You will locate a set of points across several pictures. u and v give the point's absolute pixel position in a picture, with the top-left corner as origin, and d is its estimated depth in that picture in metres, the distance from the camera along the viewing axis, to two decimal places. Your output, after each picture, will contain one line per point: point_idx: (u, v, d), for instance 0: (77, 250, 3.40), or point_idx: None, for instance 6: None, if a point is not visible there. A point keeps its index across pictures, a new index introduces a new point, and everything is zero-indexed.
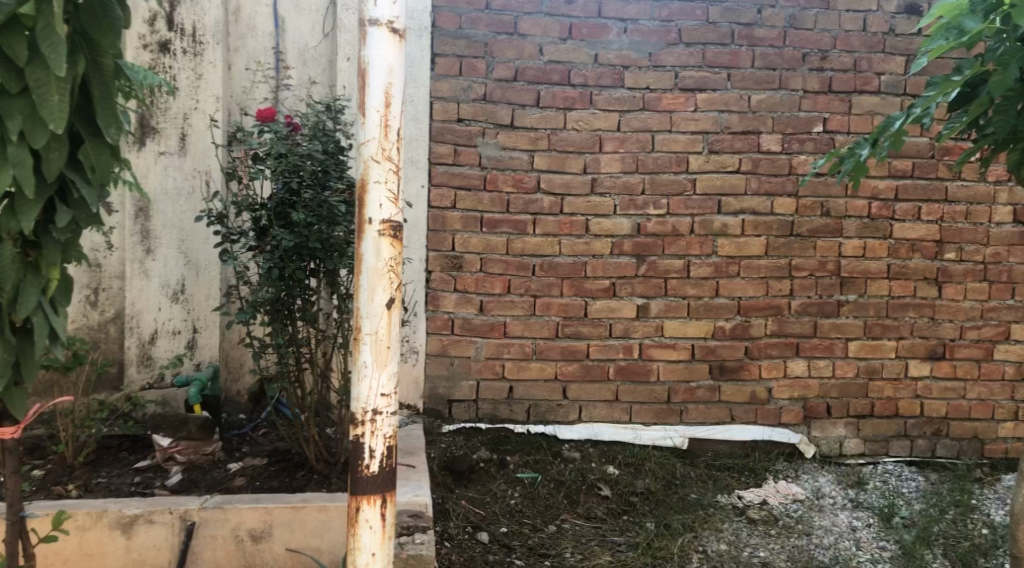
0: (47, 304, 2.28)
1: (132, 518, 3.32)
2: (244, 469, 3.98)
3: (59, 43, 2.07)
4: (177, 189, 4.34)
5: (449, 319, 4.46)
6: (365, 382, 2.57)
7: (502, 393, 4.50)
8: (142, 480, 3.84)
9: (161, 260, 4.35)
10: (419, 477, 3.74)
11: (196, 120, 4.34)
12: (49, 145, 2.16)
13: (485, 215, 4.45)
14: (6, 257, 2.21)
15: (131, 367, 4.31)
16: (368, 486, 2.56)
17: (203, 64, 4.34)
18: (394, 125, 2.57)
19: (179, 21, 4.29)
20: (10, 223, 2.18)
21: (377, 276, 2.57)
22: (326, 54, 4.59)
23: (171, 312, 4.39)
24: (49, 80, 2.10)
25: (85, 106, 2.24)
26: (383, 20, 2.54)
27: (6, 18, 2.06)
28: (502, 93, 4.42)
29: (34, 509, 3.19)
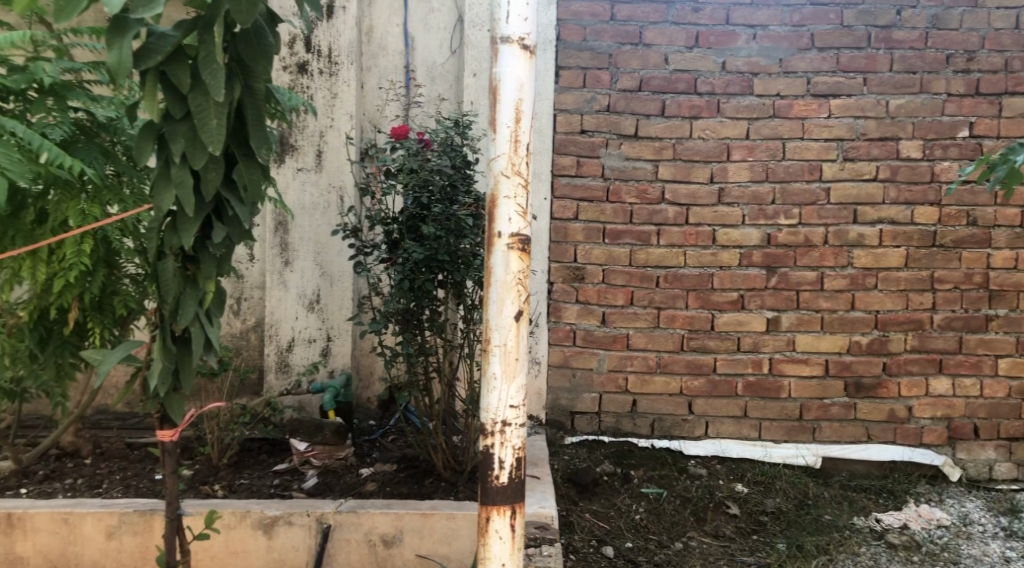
0: (204, 315, 2.41)
1: (272, 519, 3.46)
2: (374, 474, 4.10)
3: (218, 70, 2.20)
4: (313, 204, 4.52)
5: (571, 330, 4.46)
6: (494, 393, 2.61)
7: (626, 406, 4.47)
8: (280, 482, 4.01)
9: (298, 271, 4.54)
10: (545, 489, 3.75)
11: (332, 137, 4.52)
12: (208, 166, 2.29)
13: (608, 226, 4.44)
14: (168, 270, 2.36)
15: (270, 373, 4.52)
16: (497, 496, 2.59)
17: (338, 84, 4.51)
18: (523, 140, 2.60)
19: (316, 43, 4.47)
20: (172, 239, 2.33)
21: (506, 288, 2.60)
22: (453, 70, 4.70)
23: (307, 321, 4.57)
24: (209, 105, 2.23)
25: (240, 129, 2.36)
26: (515, 37, 2.58)
27: (171, 50, 2.22)
28: (626, 103, 4.41)
29: (187, 508, 3.39)
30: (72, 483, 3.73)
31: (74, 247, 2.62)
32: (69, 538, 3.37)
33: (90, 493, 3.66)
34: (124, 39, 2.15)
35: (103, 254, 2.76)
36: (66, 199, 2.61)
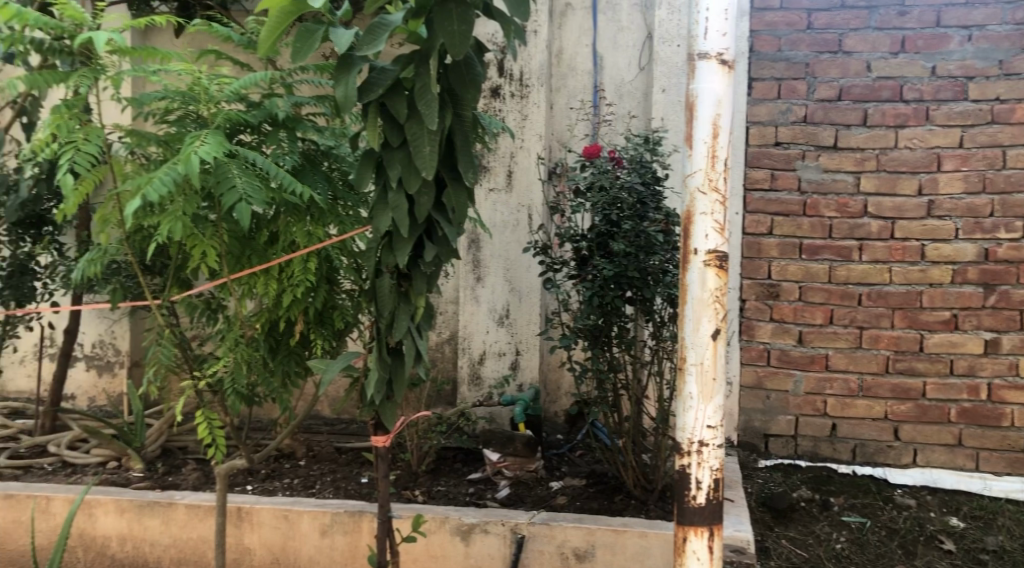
0: (416, 329, 2.56)
1: (469, 526, 3.59)
2: (565, 488, 4.15)
3: (432, 101, 2.33)
4: (504, 222, 4.67)
5: (765, 349, 4.33)
6: (691, 412, 2.59)
7: (824, 430, 4.29)
8: (475, 490, 4.15)
9: (489, 287, 4.70)
10: (740, 512, 3.66)
11: (522, 157, 4.65)
12: (421, 191, 2.44)
13: (805, 242, 4.28)
14: (385, 287, 2.53)
15: (463, 385, 4.71)
16: (694, 516, 2.57)
17: (529, 105, 4.64)
18: (721, 155, 2.57)
19: (508, 68, 4.63)
20: (389, 258, 2.49)
21: (703, 306, 2.57)
22: (641, 87, 4.73)
23: (498, 335, 4.70)
24: (423, 134, 2.37)
25: (450, 154, 2.49)
26: (713, 52, 2.56)
27: (390, 84, 2.39)
28: (825, 114, 4.25)
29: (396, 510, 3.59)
30: (290, 482, 4.04)
31: (300, 264, 2.85)
32: (288, 533, 3.64)
33: (306, 493, 3.95)
34: (349, 76, 2.34)
35: (325, 271, 2.99)
36: (294, 220, 2.86)
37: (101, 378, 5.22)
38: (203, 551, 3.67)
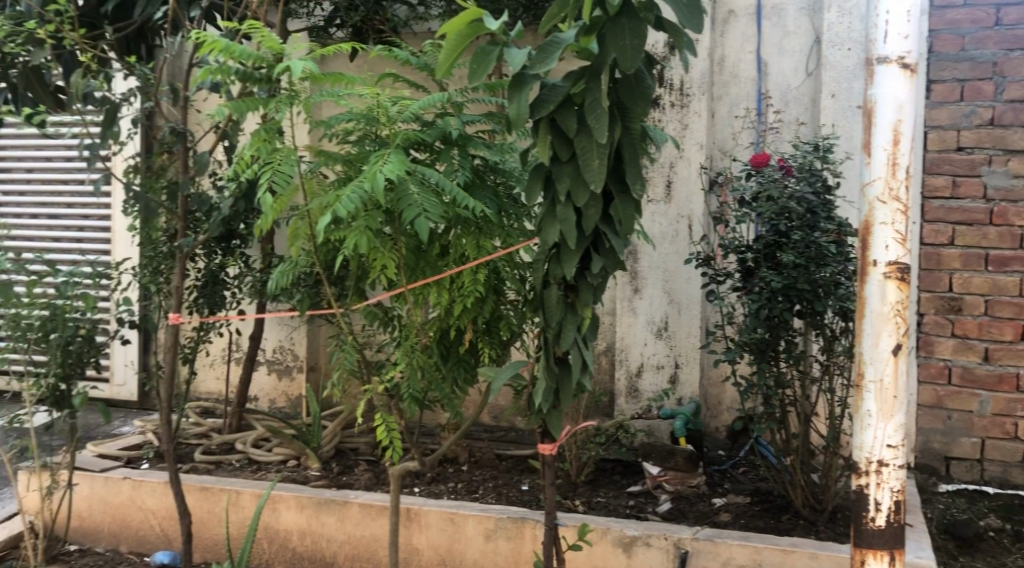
0: (582, 340, 2.59)
1: (632, 538, 3.57)
2: (728, 505, 4.05)
3: (602, 115, 2.37)
4: (663, 232, 4.63)
5: (945, 367, 4.08)
6: (870, 431, 2.48)
7: (1015, 454, 3.99)
8: (636, 503, 4.11)
9: (647, 299, 4.67)
10: (921, 538, 3.45)
11: (682, 167, 4.60)
12: (589, 203, 2.48)
13: (992, 252, 4.00)
14: (552, 297, 2.58)
15: (621, 397, 4.70)
16: (873, 539, 2.46)
17: (690, 114, 4.58)
18: (902, 163, 2.46)
19: (668, 78, 4.59)
20: (557, 270, 2.54)
21: (883, 320, 2.46)
22: (809, 92, 4.58)
23: (656, 347, 4.66)
24: (593, 147, 2.41)
25: (618, 167, 2.52)
26: (893, 56, 2.46)
27: (561, 100, 2.45)
28: (1015, 115, 3.97)
29: (563, 519, 3.63)
30: (454, 487, 4.17)
31: (470, 275, 2.96)
32: (454, 536, 3.75)
33: (470, 497, 4.06)
34: (521, 93, 2.42)
35: (492, 283, 3.08)
36: (464, 233, 2.97)
37: (281, 381, 5.59)
38: (375, 549, 3.85)
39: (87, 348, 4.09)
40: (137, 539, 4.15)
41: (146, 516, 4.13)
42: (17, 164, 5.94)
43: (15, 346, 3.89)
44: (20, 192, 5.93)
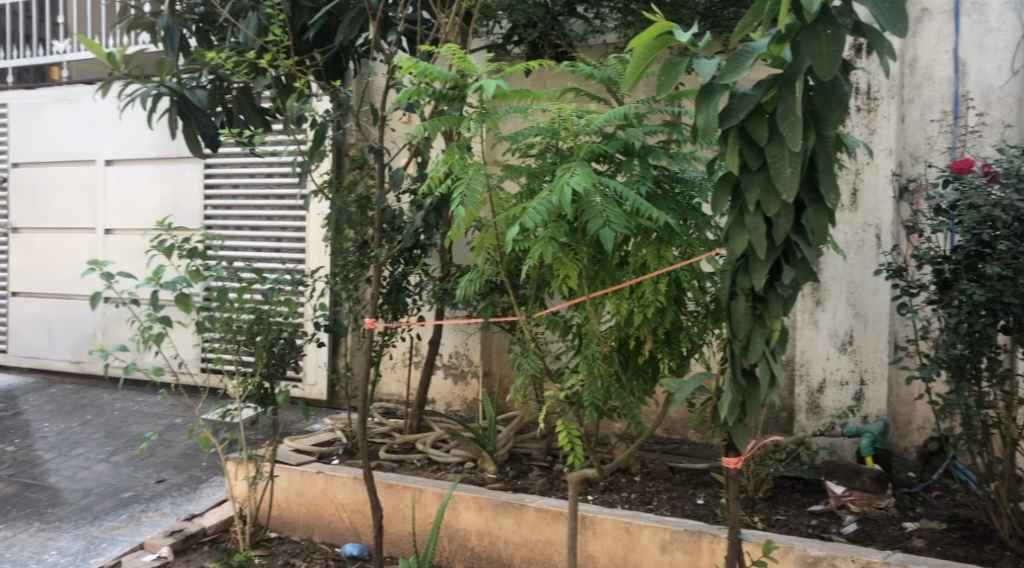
0: (771, 353, 2.55)
1: (816, 558, 3.44)
2: (921, 530, 3.82)
3: (796, 123, 2.34)
4: (848, 242, 4.43)
5: None
6: None
7: None
8: (818, 523, 3.92)
9: (830, 311, 4.49)
10: None
11: (868, 174, 4.39)
12: (780, 213, 2.44)
13: None
14: (740, 309, 2.56)
15: (802, 414, 4.54)
16: None
17: (877, 119, 4.36)
18: None
19: (855, 81, 4.40)
20: (744, 280, 2.52)
21: None
22: (1014, 93, 4.30)
23: (840, 362, 4.48)
24: (784, 156, 2.38)
25: (810, 176, 2.46)
26: None
27: (752, 109, 2.42)
28: None
29: (749, 535, 3.56)
30: (628, 496, 4.17)
31: (650, 286, 2.96)
32: (630, 545, 3.75)
33: (644, 507, 4.05)
34: (709, 103, 2.44)
35: (674, 294, 3.07)
36: (644, 243, 2.99)
37: (457, 385, 5.79)
38: (551, 554, 3.93)
39: (289, 350, 4.47)
40: (329, 530, 4.42)
41: (337, 509, 4.40)
42: (224, 181, 6.50)
43: (227, 347, 4.30)
44: (227, 206, 6.50)
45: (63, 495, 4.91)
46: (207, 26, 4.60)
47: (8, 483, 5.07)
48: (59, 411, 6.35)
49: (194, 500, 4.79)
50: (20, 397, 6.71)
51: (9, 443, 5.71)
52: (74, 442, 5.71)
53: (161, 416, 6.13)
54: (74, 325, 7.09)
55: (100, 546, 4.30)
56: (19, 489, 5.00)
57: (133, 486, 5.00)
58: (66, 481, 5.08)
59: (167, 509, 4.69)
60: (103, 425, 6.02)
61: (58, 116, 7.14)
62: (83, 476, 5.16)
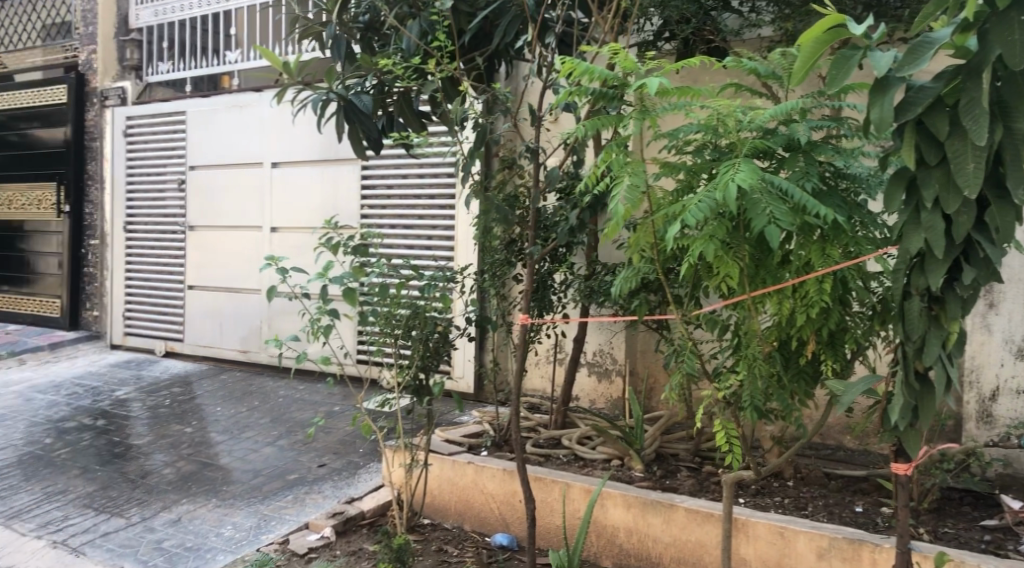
0: (948, 357, 2.45)
1: None
2: None
3: (981, 115, 2.24)
4: None
5: None
6: None
7: None
8: (992, 538, 3.68)
9: (1006, 315, 4.23)
10: None
11: None
12: (960, 210, 2.35)
13: None
14: (915, 310, 2.48)
15: (971, 423, 4.28)
16: None
17: None
18: None
19: None
20: (919, 280, 2.44)
21: None
22: None
23: (1016, 368, 4.24)
24: (967, 150, 2.28)
25: (996, 171, 2.35)
26: None
27: (932, 101, 2.34)
28: None
29: (920, 547, 3.41)
30: (781, 501, 4.06)
31: (815, 285, 2.89)
32: (785, 550, 3.66)
33: (799, 513, 3.93)
34: (885, 97, 2.34)
35: (839, 294, 2.98)
36: (808, 241, 2.91)
37: (600, 383, 5.81)
38: (701, 554, 3.90)
39: (444, 345, 4.62)
40: (479, 519, 4.55)
41: (487, 499, 4.52)
42: (380, 181, 6.78)
43: (387, 340, 4.49)
44: (382, 206, 6.78)
45: (235, 475, 5.26)
46: (371, 34, 4.82)
47: (187, 462, 5.48)
48: (229, 396, 6.80)
49: (353, 485, 5.03)
50: (195, 382, 7.24)
51: (186, 425, 6.18)
52: (243, 426, 6.11)
53: (320, 404, 6.47)
54: (242, 317, 7.58)
55: (270, 524, 4.60)
56: (196, 467, 5.40)
57: (297, 469, 5.31)
58: (237, 462, 5.45)
59: (328, 492, 4.96)
60: (269, 410, 6.41)
61: (230, 122, 7.65)
62: (252, 458, 5.52)
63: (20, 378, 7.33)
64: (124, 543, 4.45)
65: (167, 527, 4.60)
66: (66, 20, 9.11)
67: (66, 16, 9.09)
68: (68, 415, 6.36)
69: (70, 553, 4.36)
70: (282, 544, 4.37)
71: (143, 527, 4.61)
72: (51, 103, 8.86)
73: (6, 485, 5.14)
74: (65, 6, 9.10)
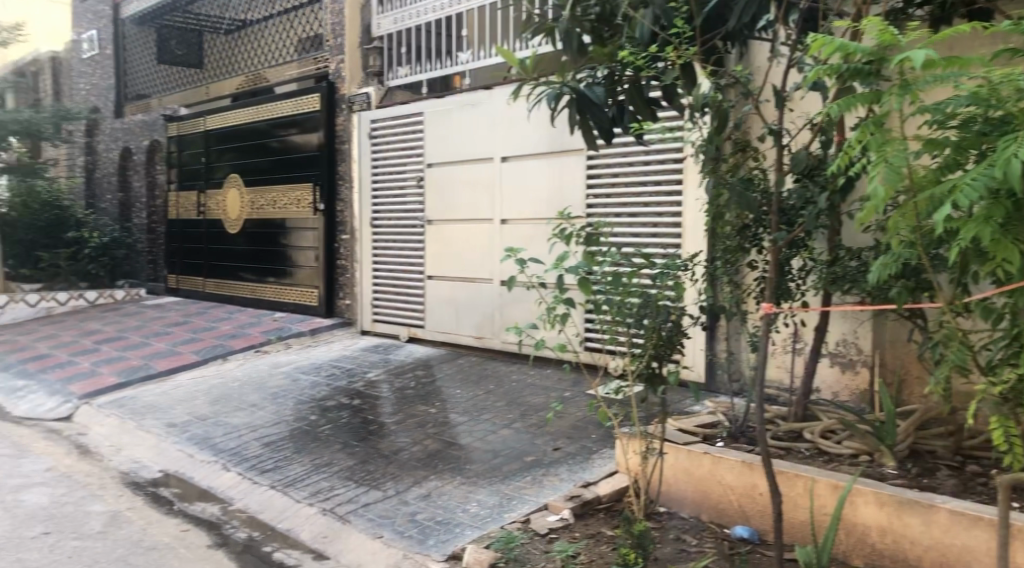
0: None
1: None
2: None
3: None
4: None
5: None
6: None
7: None
8: None
9: None
10: None
11: None
12: None
13: None
14: None
15: None
16: None
17: None
18: None
19: None
20: None
21: None
22: None
23: None
24: None
25: None
26: None
27: None
28: None
29: None
30: None
31: None
32: None
33: None
34: None
35: None
36: None
37: (844, 375, 5.52)
38: (967, 561, 3.63)
39: (677, 333, 4.59)
40: (717, 510, 4.48)
41: (725, 491, 4.44)
42: (606, 171, 6.83)
43: (621, 329, 4.52)
44: (607, 195, 6.83)
45: (477, 455, 5.53)
46: (601, 25, 4.87)
47: (433, 441, 5.82)
48: (467, 380, 7.15)
49: (588, 469, 5.14)
50: (436, 366, 7.68)
51: (430, 406, 6.56)
52: (481, 408, 6.40)
53: (552, 389, 6.64)
54: (477, 306, 7.93)
55: (512, 503, 4.80)
56: (442, 446, 5.73)
57: (534, 451, 5.49)
58: (478, 443, 5.72)
59: (565, 475, 5.10)
60: (504, 394, 6.67)
61: (463, 119, 8.01)
62: (492, 439, 5.77)
63: (286, 360, 8.11)
64: (383, 513, 4.82)
65: (419, 501, 4.93)
66: (317, 33, 9.92)
67: (317, 30, 9.92)
68: (328, 394, 6.97)
69: (337, 520, 4.79)
70: (524, 523, 4.55)
71: (398, 499, 4.98)
72: (305, 111, 9.70)
73: (281, 456, 5.72)
74: (317, 20, 9.91)
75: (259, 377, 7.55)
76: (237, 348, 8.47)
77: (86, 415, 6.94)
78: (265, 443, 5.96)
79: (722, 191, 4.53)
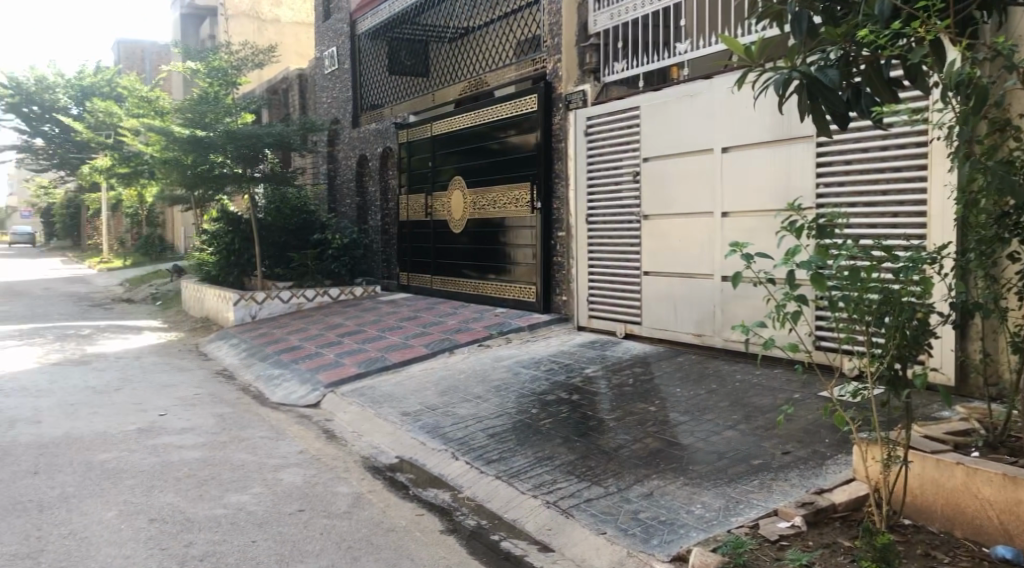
0: None
1: None
2: None
3: None
4: None
5: None
6: None
7: None
8: None
9: None
10: None
11: None
12: None
13: None
14: None
15: None
16: None
17: None
18: None
19: None
20: None
21: None
22: None
23: None
24: None
25: None
26: None
27: None
28: None
29: None
30: None
31: None
32: None
33: None
34: None
35: None
36: None
37: None
38: None
39: (924, 332, 4.23)
40: (973, 527, 4.09)
41: (982, 506, 4.05)
42: (838, 159, 6.45)
43: (858, 327, 4.23)
44: (838, 186, 6.46)
45: (701, 455, 5.41)
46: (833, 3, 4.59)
47: (654, 440, 5.76)
48: (688, 379, 7.00)
49: (821, 476, 4.87)
50: (655, 363, 7.60)
51: (650, 404, 6.50)
52: (703, 408, 6.25)
53: (779, 390, 6.36)
54: (697, 303, 7.76)
55: (739, 507, 4.64)
56: (663, 445, 5.64)
57: (761, 455, 5.28)
58: (701, 443, 5.59)
59: (795, 481, 4.85)
60: (727, 394, 6.48)
61: (681, 111, 7.86)
62: (715, 440, 5.62)
63: (508, 355, 8.35)
64: (606, 510, 4.82)
65: (641, 499, 4.89)
66: (535, 35, 10.13)
67: (535, 32, 10.12)
68: (548, 389, 7.09)
69: (561, 514, 4.86)
70: (752, 529, 4.38)
71: (620, 497, 4.96)
72: (524, 111, 9.93)
73: (506, 448, 5.89)
74: (535, 22, 10.11)
75: (483, 371, 7.83)
76: (462, 342, 8.83)
77: (331, 403, 7.52)
78: (490, 435, 6.16)
79: (978, 175, 4.12)
